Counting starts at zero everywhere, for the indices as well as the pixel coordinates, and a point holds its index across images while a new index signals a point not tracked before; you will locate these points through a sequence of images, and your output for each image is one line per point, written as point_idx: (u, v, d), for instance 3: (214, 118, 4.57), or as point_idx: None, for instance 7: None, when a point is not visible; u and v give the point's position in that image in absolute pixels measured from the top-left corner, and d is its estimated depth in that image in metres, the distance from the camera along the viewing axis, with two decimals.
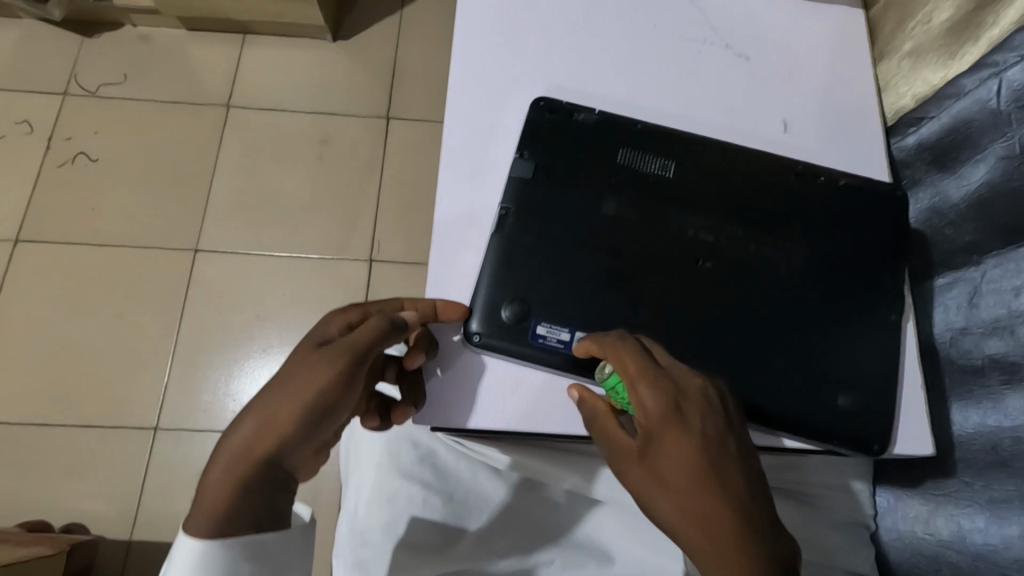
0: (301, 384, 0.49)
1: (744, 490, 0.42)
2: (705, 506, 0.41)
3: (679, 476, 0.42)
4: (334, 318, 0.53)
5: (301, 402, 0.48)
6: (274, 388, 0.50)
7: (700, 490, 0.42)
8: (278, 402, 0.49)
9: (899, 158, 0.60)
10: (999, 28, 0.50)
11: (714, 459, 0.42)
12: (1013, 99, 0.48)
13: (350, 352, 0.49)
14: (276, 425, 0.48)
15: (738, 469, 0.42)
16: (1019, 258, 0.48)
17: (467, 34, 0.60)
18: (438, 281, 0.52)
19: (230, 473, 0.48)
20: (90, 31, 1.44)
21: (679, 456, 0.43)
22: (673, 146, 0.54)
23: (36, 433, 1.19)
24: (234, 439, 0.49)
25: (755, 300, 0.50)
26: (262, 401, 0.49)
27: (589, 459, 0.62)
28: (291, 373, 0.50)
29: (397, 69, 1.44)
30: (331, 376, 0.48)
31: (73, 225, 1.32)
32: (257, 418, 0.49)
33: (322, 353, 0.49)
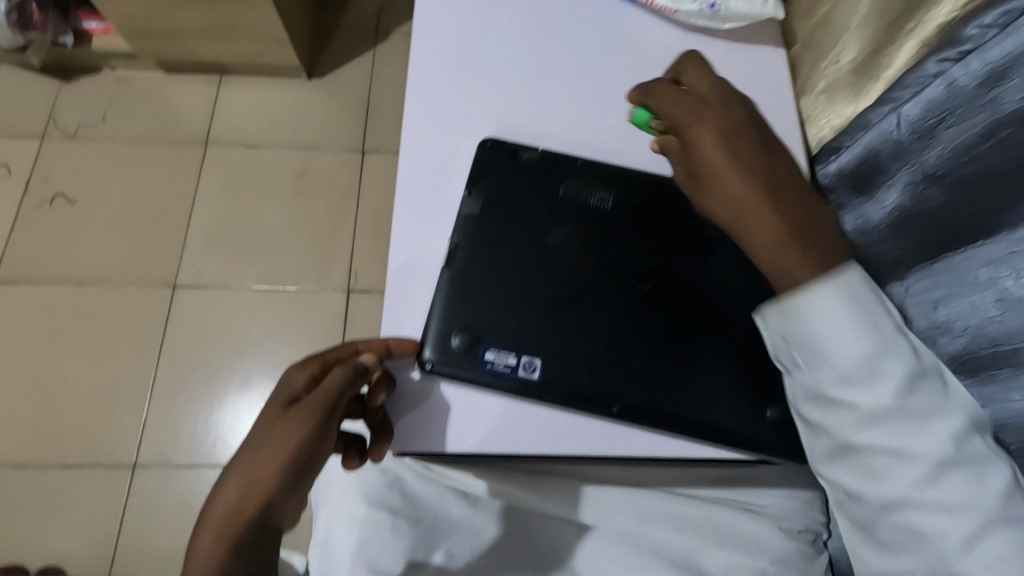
0: (278, 443, 0.47)
1: (775, 163, 0.52)
2: (744, 174, 0.51)
3: (718, 154, 0.51)
4: (296, 374, 0.52)
5: (281, 460, 0.47)
6: (250, 453, 0.48)
7: (737, 163, 0.51)
8: (258, 464, 0.47)
9: (824, 183, 0.65)
10: (894, 68, 0.56)
11: (738, 138, 0.52)
12: (911, 131, 0.53)
13: (323, 403, 0.49)
14: (259, 487, 0.46)
15: (769, 146, 0.53)
16: (933, 273, 0.54)
17: (422, 79, 0.64)
18: (393, 317, 0.56)
19: (218, 547, 0.45)
20: (69, 75, 1.48)
21: (713, 140, 0.52)
22: (611, 179, 0.59)
23: (12, 475, 1.19)
24: (216, 506, 0.47)
25: (688, 320, 0.55)
26: (239, 468, 0.48)
27: (570, 484, 0.66)
28: (264, 435, 0.48)
29: (371, 105, 1.49)
30: (309, 430, 0.48)
31: (52, 265, 1.33)
32: (237, 484, 0.47)
33: (295, 410, 0.49)
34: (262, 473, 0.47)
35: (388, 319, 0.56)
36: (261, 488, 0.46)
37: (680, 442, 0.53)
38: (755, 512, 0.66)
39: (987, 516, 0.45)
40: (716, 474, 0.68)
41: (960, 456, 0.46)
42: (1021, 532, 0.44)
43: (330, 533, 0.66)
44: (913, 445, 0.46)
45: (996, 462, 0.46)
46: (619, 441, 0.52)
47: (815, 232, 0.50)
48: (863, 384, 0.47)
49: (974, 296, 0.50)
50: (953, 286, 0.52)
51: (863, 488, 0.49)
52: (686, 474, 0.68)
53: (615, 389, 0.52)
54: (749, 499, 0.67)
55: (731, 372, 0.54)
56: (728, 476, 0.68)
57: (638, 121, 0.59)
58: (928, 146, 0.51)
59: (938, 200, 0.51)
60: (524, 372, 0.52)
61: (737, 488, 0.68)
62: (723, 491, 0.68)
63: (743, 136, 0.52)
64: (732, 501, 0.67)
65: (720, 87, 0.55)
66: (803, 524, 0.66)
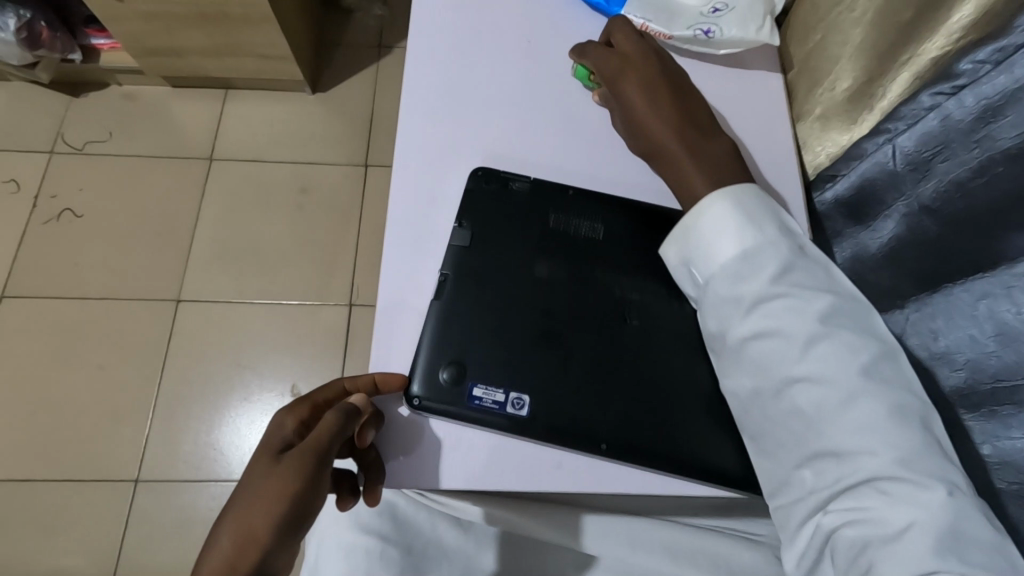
0: (273, 491, 0.44)
1: (688, 109, 0.59)
2: (659, 119, 0.58)
3: (638, 103, 0.59)
4: (286, 420, 0.51)
5: (277, 509, 0.44)
6: (242, 504, 0.45)
7: (653, 109, 0.59)
8: (251, 515, 0.44)
9: (820, 210, 0.64)
10: (887, 99, 0.56)
11: (655, 89, 0.59)
12: (907, 162, 0.53)
13: (317, 447, 0.46)
14: (254, 540, 0.43)
15: (687, 97, 0.60)
16: (933, 302, 0.53)
17: (414, 105, 0.64)
18: (382, 354, 0.55)
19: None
20: (77, 91, 1.50)
21: (634, 91, 0.59)
22: (603, 210, 0.60)
23: (17, 489, 1.20)
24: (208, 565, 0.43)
25: (678, 353, 0.55)
26: (230, 521, 0.44)
27: (566, 512, 0.64)
28: (257, 484, 0.45)
29: (373, 118, 1.49)
30: (304, 477, 0.45)
31: (57, 280, 1.35)
32: (230, 539, 0.43)
33: (288, 456, 0.46)
34: (255, 525, 0.43)
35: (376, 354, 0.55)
36: (256, 541, 0.43)
37: (669, 479, 0.52)
38: (751, 542, 0.65)
39: (852, 384, 0.48)
40: (711, 501, 0.68)
41: (830, 334, 0.49)
42: (884, 401, 0.47)
43: (318, 560, 0.66)
44: (789, 324, 0.50)
45: (862, 338, 0.49)
46: (610, 478, 0.52)
47: (722, 166, 0.57)
48: (743, 279, 0.52)
49: (970, 329, 0.49)
50: (950, 317, 0.51)
51: (751, 381, 0.51)
52: (681, 502, 0.68)
53: (605, 425, 0.52)
54: (745, 527, 0.67)
55: (721, 407, 0.54)
56: (724, 504, 0.68)
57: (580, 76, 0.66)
58: (923, 178, 0.51)
59: (934, 232, 0.51)
60: (512, 408, 0.52)
61: (732, 517, 0.67)
62: (718, 519, 0.67)
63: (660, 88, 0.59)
64: (727, 531, 0.66)
65: (643, 45, 0.61)
66: None
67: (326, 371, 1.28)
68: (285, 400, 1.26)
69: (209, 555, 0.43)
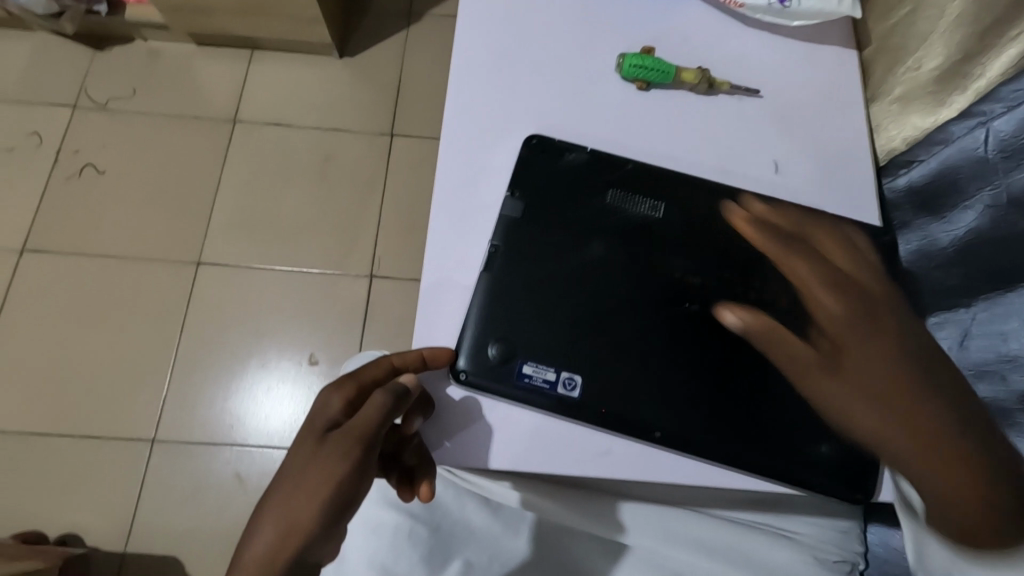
0: (316, 480, 0.45)
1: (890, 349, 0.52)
2: (866, 372, 0.51)
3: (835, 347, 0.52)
4: (332, 397, 0.50)
5: (320, 498, 0.45)
6: (286, 488, 0.46)
7: (857, 360, 0.52)
8: (295, 501, 0.45)
9: (889, 198, 0.62)
10: (986, 79, 0.52)
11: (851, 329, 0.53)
12: (1000, 149, 0.50)
13: (362, 435, 0.46)
14: (298, 527, 0.45)
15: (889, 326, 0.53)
16: (1007, 303, 0.50)
17: (462, 77, 0.63)
18: (425, 332, 0.55)
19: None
20: (101, 45, 1.47)
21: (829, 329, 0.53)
22: (664, 188, 0.58)
23: (35, 442, 1.20)
24: (257, 546, 0.45)
25: (739, 341, 0.53)
26: (278, 505, 0.45)
27: (604, 502, 0.63)
28: (300, 470, 0.46)
29: (401, 86, 1.46)
30: (348, 466, 0.45)
31: (78, 237, 1.33)
32: (274, 523, 0.45)
33: (333, 443, 0.46)
34: (299, 511, 0.45)
35: (421, 329, 0.55)
36: (299, 529, 0.44)
37: (718, 470, 0.52)
38: (789, 540, 0.64)
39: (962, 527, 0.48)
40: (749, 496, 0.65)
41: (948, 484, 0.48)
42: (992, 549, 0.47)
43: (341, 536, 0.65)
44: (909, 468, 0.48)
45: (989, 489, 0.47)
46: (661, 466, 0.52)
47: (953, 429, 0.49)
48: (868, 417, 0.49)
49: None
50: None
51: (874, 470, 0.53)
52: (717, 495, 0.65)
53: (657, 413, 0.51)
54: (782, 525, 0.64)
55: (781, 398, 0.52)
56: (762, 499, 0.65)
57: (625, 69, 0.62)
58: (1017, 167, 0.48)
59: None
60: (564, 389, 0.52)
61: (772, 513, 0.65)
62: (755, 514, 0.65)
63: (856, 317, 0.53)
64: (765, 527, 0.64)
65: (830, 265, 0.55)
66: (839, 554, 0.64)
67: (345, 342, 1.26)
68: (303, 368, 1.25)
69: (258, 535, 0.45)
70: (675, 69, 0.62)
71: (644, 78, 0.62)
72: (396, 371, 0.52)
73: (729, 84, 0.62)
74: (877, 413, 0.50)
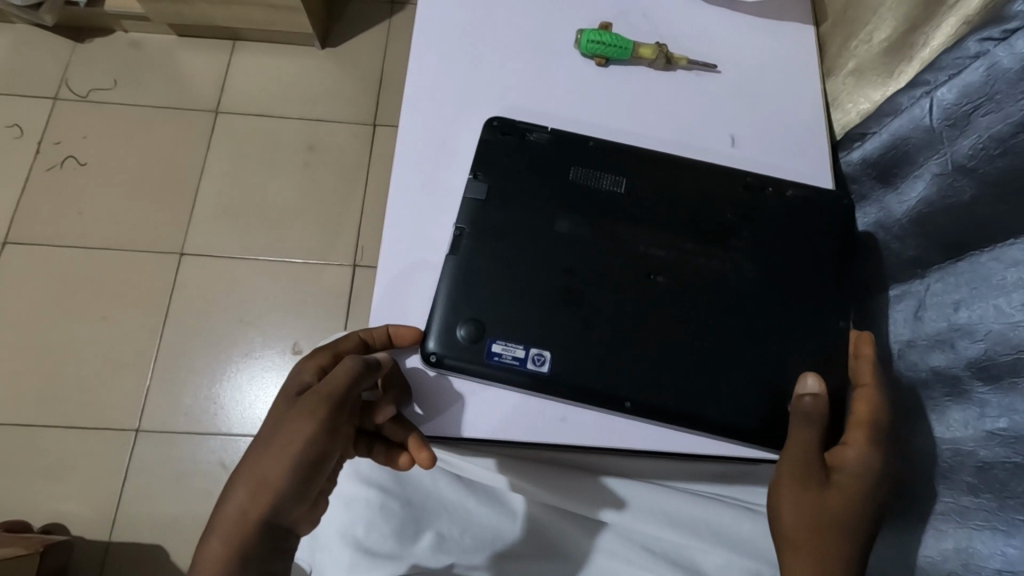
0: (286, 439, 0.46)
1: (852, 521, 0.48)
2: (820, 501, 0.48)
3: (808, 453, 0.49)
4: (305, 365, 0.52)
5: (289, 456, 0.46)
6: (259, 449, 0.47)
7: (821, 492, 0.48)
8: (265, 461, 0.46)
9: (846, 171, 0.64)
10: (930, 49, 0.55)
11: (858, 485, 0.49)
12: (944, 118, 0.52)
13: (330, 395, 0.47)
14: (269, 485, 0.46)
15: (858, 521, 0.48)
16: (957, 272, 0.51)
17: (425, 56, 0.64)
18: (393, 304, 0.56)
19: (230, 548, 0.44)
20: (82, 37, 1.47)
21: (810, 444, 0.49)
22: (627, 164, 0.59)
23: (17, 433, 1.20)
24: (229, 506, 0.46)
25: (703, 308, 0.54)
26: (250, 464, 0.47)
27: (586, 483, 0.64)
28: (273, 431, 0.48)
29: (384, 76, 1.46)
30: (314, 426, 0.46)
31: (60, 228, 1.33)
32: (246, 482, 0.46)
33: (302, 404, 0.48)
34: (269, 470, 0.46)
35: (381, 303, 0.56)
36: (268, 487, 0.46)
37: (693, 437, 0.53)
38: (751, 511, 0.64)
39: None
40: (717, 469, 0.66)
41: None
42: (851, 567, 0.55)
43: None
44: None
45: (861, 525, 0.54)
46: (634, 435, 0.53)
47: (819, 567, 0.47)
48: None
49: (998, 299, 0.47)
50: (975, 287, 0.49)
51: None
52: (685, 468, 0.66)
53: (627, 383, 0.52)
54: (749, 497, 0.65)
55: (744, 363, 0.53)
56: (729, 472, 0.66)
57: (584, 46, 0.64)
58: (961, 134, 0.50)
59: (969, 194, 0.50)
60: (533, 364, 0.52)
61: (735, 485, 0.66)
62: (722, 488, 0.66)
63: (868, 491, 0.49)
64: (728, 498, 0.65)
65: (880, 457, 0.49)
66: None
67: (328, 330, 1.27)
68: (286, 357, 1.26)
69: (230, 496, 0.46)
70: (633, 44, 0.63)
71: (603, 55, 0.63)
72: (365, 344, 0.54)
73: (686, 60, 0.64)
74: (803, 517, 0.48)
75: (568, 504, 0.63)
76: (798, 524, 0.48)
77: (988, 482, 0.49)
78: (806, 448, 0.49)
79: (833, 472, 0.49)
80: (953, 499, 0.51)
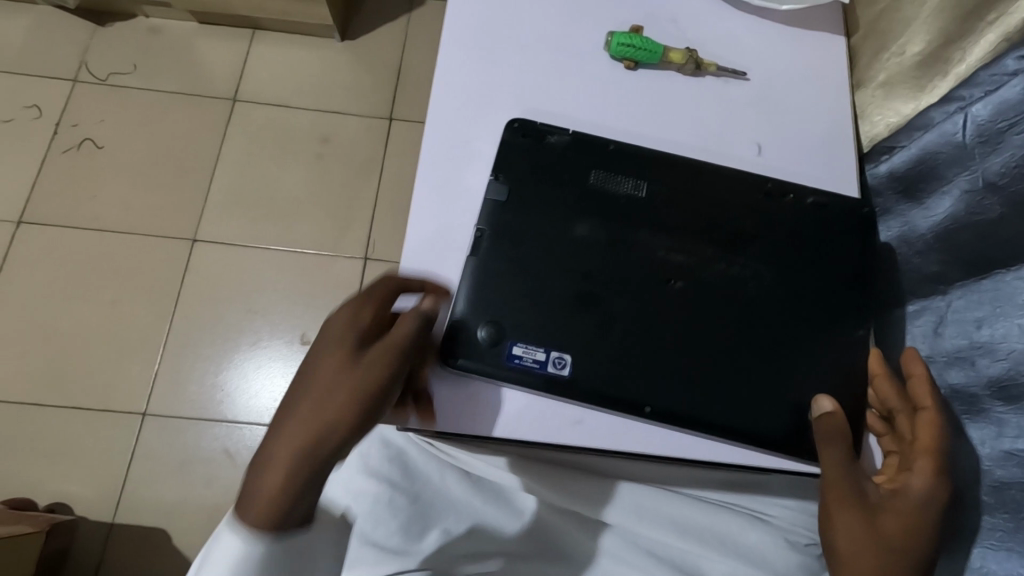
0: (350, 389, 0.50)
1: (914, 542, 0.48)
2: (871, 522, 0.48)
3: (837, 475, 0.50)
4: (357, 310, 0.52)
5: (353, 405, 0.49)
6: (319, 392, 0.50)
7: (870, 515, 0.48)
8: (328, 405, 0.49)
9: (871, 184, 0.64)
10: (966, 65, 0.54)
11: (918, 508, 0.48)
12: (976, 135, 0.51)
13: (397, 353, 0.50)
14: (337, 426, 0.49)
15: (923, 539, 0.48)
16: (982, 289, 0.51)
17: (452, 52, 0.65)
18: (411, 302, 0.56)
19: (296, 479, 0.49)
20: (103, 21, 1.47)
21: (836, 467, 0.50)
22: (646, 167, 0.59)
23: (24, 412, 1.21)
24: (294, 445, 0.49)
25: (723, 315, 0.54)
26: (311, 409, 0.50)
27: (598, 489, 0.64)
28: (334, 380, 0.50)
29: (401, 70, 1.46)
30: (376, 385, 0.50)
31: (75, 210, 1.34)
32: (311, 422, 0.49)
33: (364, 357, 0.50)
34: (334, 413, 0.49)
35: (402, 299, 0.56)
36: (333, 429, 0.49)
37: (708, 446, 0.53)
38: (761, 521, 0.64)
39: None
40: (723, 477, 0.66)
41: None
42: None
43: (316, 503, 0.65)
44: None
45: None
46: (652, 442, 0.53)
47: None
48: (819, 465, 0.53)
49: (1022, 319, 0.47)
50: (998, 305, 0.49)
51: None
52: (692, 475, 0.66)
53: (648, 390, 0.52)
54: (757, 507, 0.65)
55: (760, 369, 0.53)
56: (736, 480, 0.66)
57: (612, 47, 0.63)
58: (994, 152, 0.50)
59: (998, 212, 0.50)
60: (553, 368, 0.53)
61: (747, 495, 0.66)
62: (730, 496, 0.66)
63: (933, 517, 0.48)
64: (737, 507, 0.65)
65: (942, 481, 0.48)
66: (810, 537, 0.64)
67: None
68: (293, 348, 1.26)
69: (294, 436, 0.49)
70: (662, 48, 0.63)
71: (631, 58, 0.63)
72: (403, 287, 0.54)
73: (714, 66, 0.64)
74: (863, 536, 0.48)
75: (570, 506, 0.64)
76: (854, 543, 0.48)
77: (1004, 501, 0.49)
78: (841, 471, 0.50)
79: (888, 496, 0.49)
80: (971, 518, 0.51)
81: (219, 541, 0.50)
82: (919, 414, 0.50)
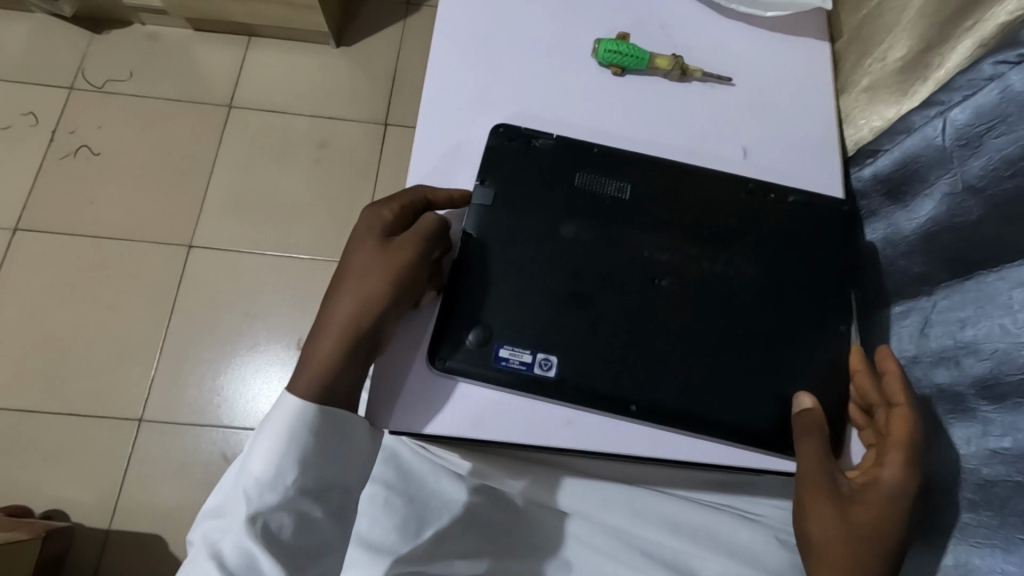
0: (382, 267, 0.54)
1: (883, 532, 0.48)
2: (843, 511, 0.49)
3: (813, 466, 0.50)
4: (386, 206, 0.58)
5: (384, 281, 0.54)
6: (354, 273, 0.55)
7: (843, 505, 0.49)
8: (363, 281, 0.54)
9: (857, 187, 0.65)
10: (946, 69, 0.55)
11: (889, 499, 0.49)
12: (956, 138, 0.52)
13: (422, 236, 0.55)
14: (371, 297, 0.54)
15: (892, 530, 0.49)
16: (964, 290, 0.52)
17: (443, 58, 0.65)
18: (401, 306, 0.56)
19: (335, 350, 0.53)
20: (99, 29, 1.48)
21: (813, 458, 0.50)
22: (630, 169, 0.60)
23: (20, 419, 1.21)
24: (336, 318, 0.54)
25: (707, 313, 0.55)
26: (348, 288, 0.55)
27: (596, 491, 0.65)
28: (366, 264, 0.55)
29: (395, 75, 1.47)
30: (408, 257, 0.54)
31: (71, 217, 1.34)
32: (351, 294, 0.54)
33: (393, 243, 0.55)
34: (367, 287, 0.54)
35: None
36: (370, 300, 0.54)
37: (691, 442, 0.53)
38: (752, 521, 0.65)
39: None
40: (714, 478, 0.67)
41: None
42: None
43: None
44: None
45: None
46: (638, 440, 0.53)
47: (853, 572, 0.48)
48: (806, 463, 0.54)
49: (1003, 319, 0.48)
50: (980, 306, 0.50)
51: None
52: (684, 476, 0.67)
53: (634, 387, 0.53)
54: (748, 507, 0.66)
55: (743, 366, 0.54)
56: (727, 481, 0.67)
57: (600, 54, 0.64)
58: (972, 155, 0.51)
59: (977, 214, 0.50)
60: (540, 369, 0.53)
61: (738, 495, 0.67)
62: (720, 497, 0.66)
63: (903, 508, 0.49)
64: (728, 508, 0.66)
65: (912, 473, 0.49)
66: None
67: None
68: (290, 352, 1.27)
69: (336, 311, 0.54)
70: (649, 54, 0.64)
71: (620, 65, 0.64)
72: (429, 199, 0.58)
73: (701, 71, 0.65)
74: (836, 527, 0.49)
75: (538, 498, 0.66)
76: (827, 533, 0.49)
77: (988, 499, 0.49)
78: (817, 463, 0.50)
79: (861, 488, 0.50)
80: (951, 514, 0.53)
81: (268, 420, 0.53)
82: (894, 409, 0.51)
